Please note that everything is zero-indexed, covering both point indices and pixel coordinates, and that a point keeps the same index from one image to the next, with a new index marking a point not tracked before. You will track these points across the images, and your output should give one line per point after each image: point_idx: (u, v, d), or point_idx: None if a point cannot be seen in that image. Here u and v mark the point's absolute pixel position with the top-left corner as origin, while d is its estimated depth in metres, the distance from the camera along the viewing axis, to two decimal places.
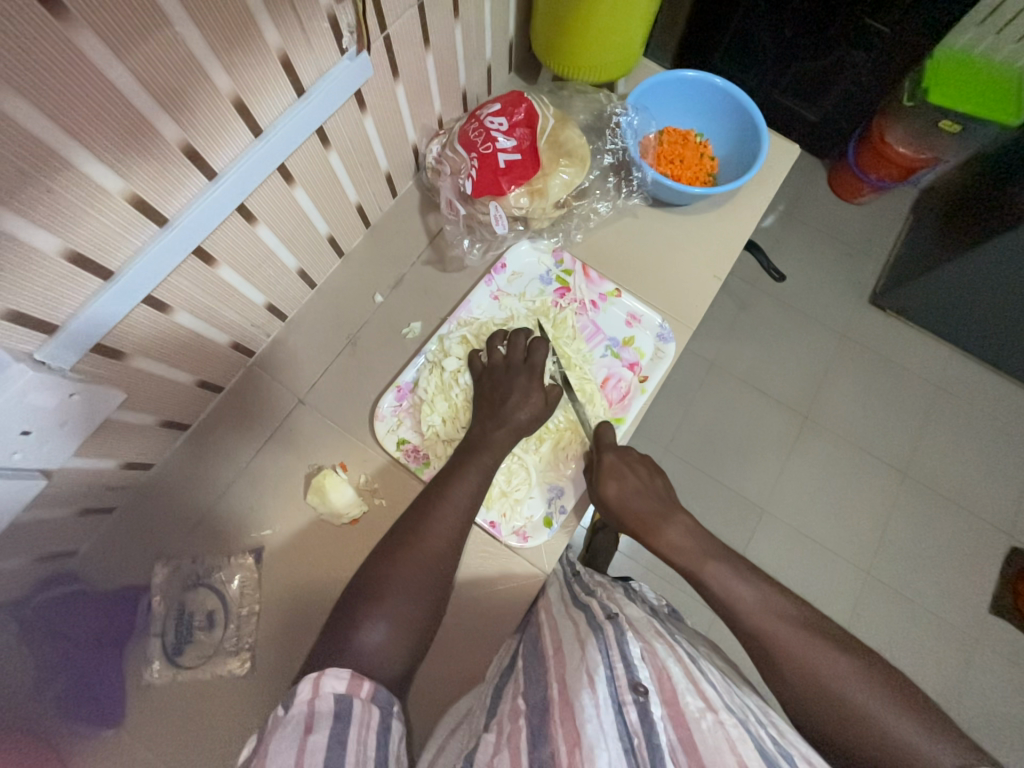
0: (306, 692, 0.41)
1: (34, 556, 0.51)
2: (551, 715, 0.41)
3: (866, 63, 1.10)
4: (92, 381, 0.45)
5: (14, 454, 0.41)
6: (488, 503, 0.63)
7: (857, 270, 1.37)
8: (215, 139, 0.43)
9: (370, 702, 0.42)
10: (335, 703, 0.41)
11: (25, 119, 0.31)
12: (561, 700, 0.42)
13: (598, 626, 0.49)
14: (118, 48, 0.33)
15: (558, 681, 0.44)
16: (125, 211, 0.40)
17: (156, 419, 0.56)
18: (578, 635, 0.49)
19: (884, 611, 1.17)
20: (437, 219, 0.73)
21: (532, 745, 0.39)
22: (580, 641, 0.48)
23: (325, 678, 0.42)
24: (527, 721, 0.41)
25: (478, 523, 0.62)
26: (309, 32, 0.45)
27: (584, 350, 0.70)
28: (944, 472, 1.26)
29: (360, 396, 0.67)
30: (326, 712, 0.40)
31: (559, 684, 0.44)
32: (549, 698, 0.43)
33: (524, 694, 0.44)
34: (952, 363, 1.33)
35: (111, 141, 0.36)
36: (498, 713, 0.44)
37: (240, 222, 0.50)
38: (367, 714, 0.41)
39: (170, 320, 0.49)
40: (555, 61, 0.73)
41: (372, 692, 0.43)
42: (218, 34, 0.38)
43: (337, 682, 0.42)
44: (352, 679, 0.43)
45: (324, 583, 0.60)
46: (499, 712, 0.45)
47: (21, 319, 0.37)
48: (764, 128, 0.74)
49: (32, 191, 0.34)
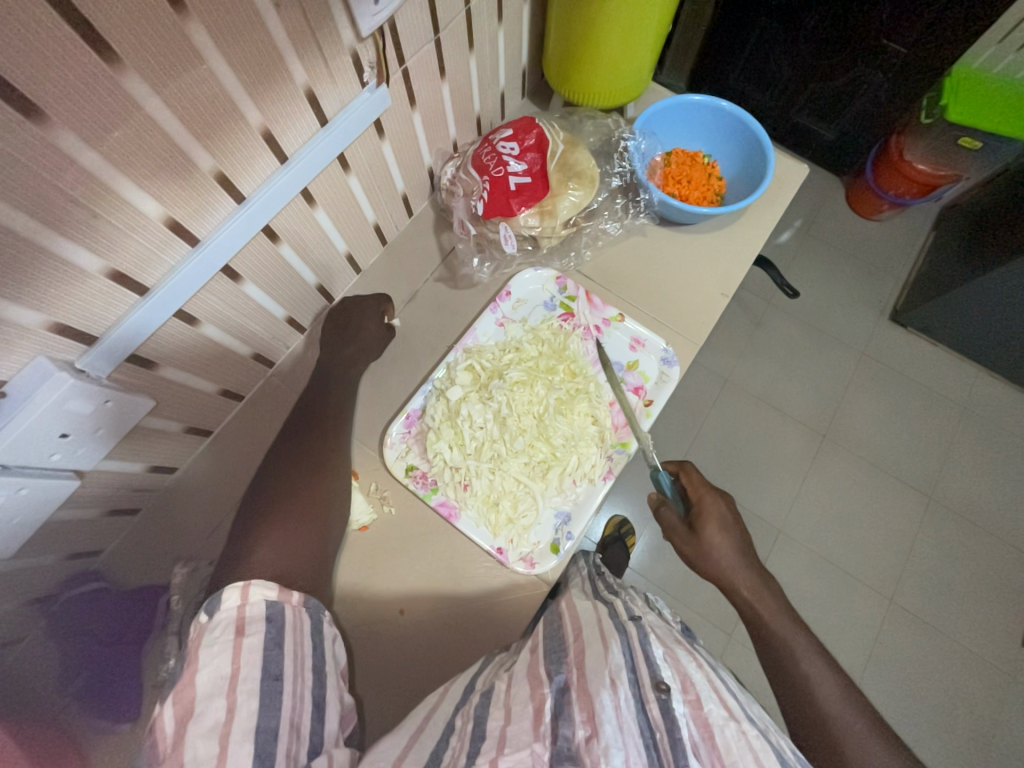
0: (235, 599, 0.45)
1: (62, 554, 0.54)
2: (571, 696, 0.41)
3: (880, 83, 1.11)
4: (125, 389, 0.48)
5: (53, 455, 0.44)
6: (494, 529, 0.63)
7: (876, 287, 1.35)
8: (245, 166, 0.47)
9: (300, 609, 0.48)
10: (266, 608, 0.46)
11: (76, 153, 0.35)
12: (579, 684, 0.42)
13: (622, 626, 0.49)
14: (158, 85, 0.37)
15: (578, 668, 0.44)
16: (160, 231, 0.43)
17: (181, 425, 0.59)
18: (601, 630, 0.49)
19: (908, 639, 1.13)
20: (451, 238, 0.76)
21: (555, 714, 0.40)
22: (603, 634, 0.48)
23: (254, 589, 0.47)
24: (551, 697, 0.42)
25: (485, 549, 0.63)
26: (333, 69, 0.49)
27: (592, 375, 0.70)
28: (971, 495, 1.22)
29: (375, 408, 0.69)
30: (257, 617, 0.45)
31: (578, 671, 0.44)
32: (568, 683, 0.43)
33: (545, 667, 0.45)
34: (976, 382, 1.29)
35: (152, 171, 0.40)
36: (515, 669, 0.47)
37: (264, 242, 0.53)
38: (299, 619, 0.47)
39: (198, 332, 0.53)
40: (565, 88, 0.76)
41: (301, 600, 0.49)
42: (249, 71, 0.42)
43: (268, 592, 0.47)
44: (280, 594, 0.48)
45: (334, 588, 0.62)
46: (513, 674, 0.47)
47: (65, 330, 0.41)
48: (771, 149, 0.76)
49: (79, 217, 0.37)
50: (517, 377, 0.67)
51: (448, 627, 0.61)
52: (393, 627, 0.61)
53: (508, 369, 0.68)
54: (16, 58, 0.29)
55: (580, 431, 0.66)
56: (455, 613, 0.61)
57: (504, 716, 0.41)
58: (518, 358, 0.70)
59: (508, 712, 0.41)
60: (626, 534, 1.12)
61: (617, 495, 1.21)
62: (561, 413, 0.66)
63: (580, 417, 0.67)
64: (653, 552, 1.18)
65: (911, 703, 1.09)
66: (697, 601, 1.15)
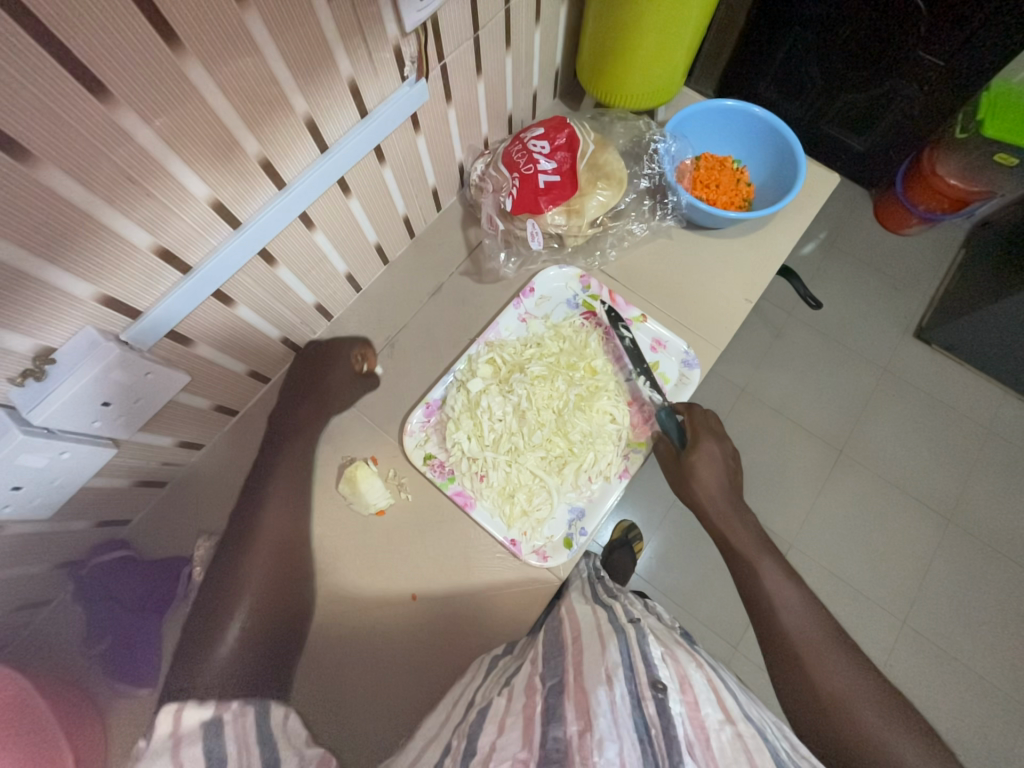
0: (167, 723, 0.44)
1: (94, 520, 0.56)
2: (565, 696, 0.42)
3: (913, 95, 1.10)
4: (163, 362, 0.50)
5: (95, 421, 0.46)
6: (508, 521, 0.64)
7: (901, 303, 1.33)
8: (288, 153, 0.48)
9: (241, 711, 0.47)
10: (201, 721, 0.45)
11: (135, 132, 0.36)
12: (575, 684, 0.43)
13: (620, 628, 0.51)
14: (214, 72, 0.38)
15: (574, 668, 0.45)
16: (205, 212, 0.45)
17: (210, 403, 0.61)
18: (599, 631, 0.50)
19: (920, 663, 1.10)
20: (477, 233, 0.78)
21: (546, 719, 0.40)
22: (601, 637, 0.49)
23: (186, 710, 0.45)
24: (543, 699, 0.43)
25: (498, 540, 0.63)
26: (376, 62, 0.50)
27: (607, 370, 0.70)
28: (991, 519, 1.19)
29: (396, 397, 0.71)
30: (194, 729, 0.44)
31: (575, 672, 0.45)
32: (564, 683, 0.44)
33: (540, 674, 0.46)
34: (1001, 404, 1.26)
35: (203, 153, 0.41)
36: (514, 685, 0.47)
37: (300, 228, 0.55)
38: (244, 711, 0.47)
39: (232, 313, 0.54)
40: (598, 89, 0.77)
41: (240, 707, 0.48)
42: (298, 61, 0.43)
43: (202, 711, 0.46)
44: (217, 704, 0.47)
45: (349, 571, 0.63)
46: (513, 683, 0.47)
47: (113, 303, 0.43)
48: (802, 157, 0.75)
49: (134, 194, 0.39)
50: (538, 371, 0.68)
51: (458, 617, 0.61)
52: (404, 613, 0.62)
53: (528, 364, 0.69)
54: (88, 37, 0.31)
55: (598, 428, 0.67)
56: (465, 602, 0.62)
57: (495, 730, 0.41)
58: (540, 353, 0.70)
59: (500, 727, 0.41)
60: (634, 539, 1.14)
61: (627, 499, 1.21)
62: (580, 410, 0.67)
63: (598, 414, 0.67)
64: (661, 558, 1.17)
65: None
66: (704, 610, 1.14)
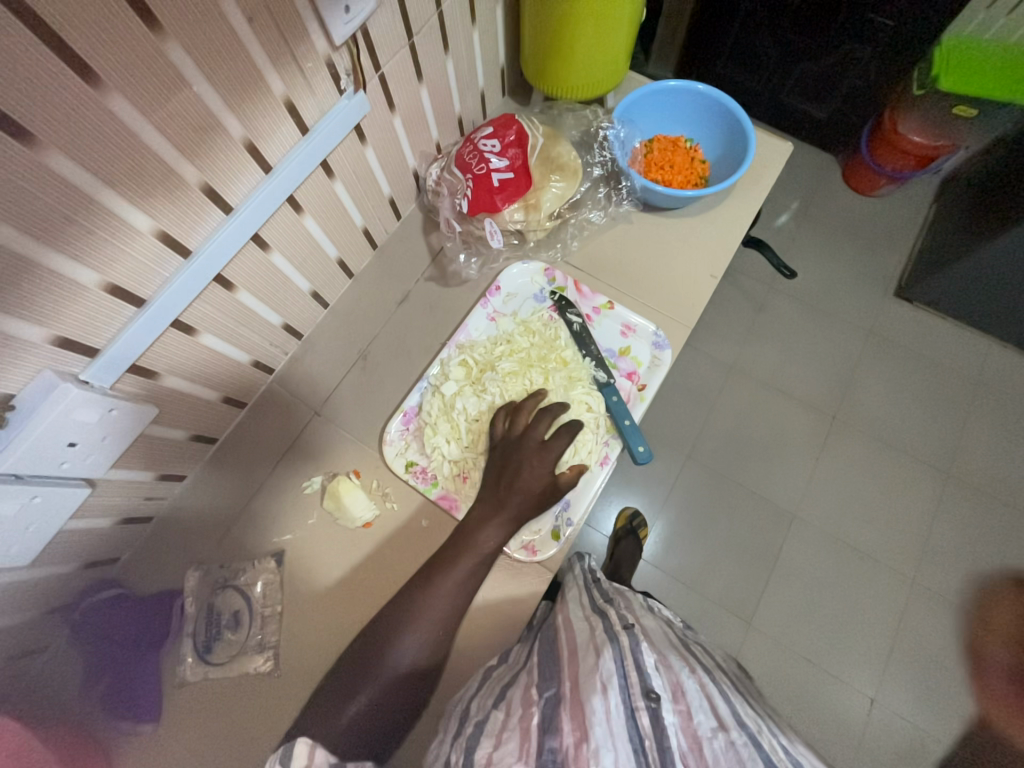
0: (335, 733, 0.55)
1: (82, 561, 0.57)
2: (561, 709, 0.43)
3: (869, 59, 1.12)
4: (130, 398, 0.50)
5: (63, 464, 0.46)
6: None
7: (877, 264, 1.34)
8: (231, 177, 0.49)
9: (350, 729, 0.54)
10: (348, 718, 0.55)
11: (69, 173, 0.37)
12: (571, 696, 0.44)
13: (614, 635, 0.51)
14: (143, 105, 0.39)
15: (571, 681, 0.46)
16: (154, 245, 0.45)
17: (187, 433, 0.61)
18: (594, 640, 0.51)
19: (934, 618, 1.11)
20: (439, 238, 0.78)
21: (542, 730, 0.41)
22: (596, 646, 0.50)
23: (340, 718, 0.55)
24: (539, 709, 0.43)
25: None
26: (310, 78, 0.50)
27: (585, 367, 0.71)
28: (990, 469, 1.20)
29: (374, 408, 0.70)
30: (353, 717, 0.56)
31: (571, 682, 0.46)
32: (561, 694, 0.45)
33: (537, 685, 0.46)
34: (988, 354, 1.27)
35: (143, 188, 0.42)
36: (510, 696, 0.46)
37: (255, 251, 0.55)
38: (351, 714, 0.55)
39: (197, 341, 0.55)
40: (543, 83, 0.77)
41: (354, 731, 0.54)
42: (229, 87, 0.44)
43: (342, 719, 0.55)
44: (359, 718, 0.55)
45: (341, 599, 0.62)
46: (508, 694, 0.47)
47: (68, 344, 0.43)
48: (750, 130, 0.76)
49: (76, 234, 0.39)
50: (510, 367, 0.69)
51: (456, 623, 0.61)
52: None
53: (499, 363, 0.69)
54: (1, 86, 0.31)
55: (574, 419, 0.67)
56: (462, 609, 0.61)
57: (492, 743, 0.40)
58: (510, 350, 0.71)
59: (497, 740, 0.40)
60: (639, 527, 1.13)
61: (626, 487, 1.21)
62: (557, 401, 0.67)
63: (576, 403, 0.68)
64: (666, 543, 1.17)
65: (940, 685, 1.07)
66: (715, 590, 1.14)
